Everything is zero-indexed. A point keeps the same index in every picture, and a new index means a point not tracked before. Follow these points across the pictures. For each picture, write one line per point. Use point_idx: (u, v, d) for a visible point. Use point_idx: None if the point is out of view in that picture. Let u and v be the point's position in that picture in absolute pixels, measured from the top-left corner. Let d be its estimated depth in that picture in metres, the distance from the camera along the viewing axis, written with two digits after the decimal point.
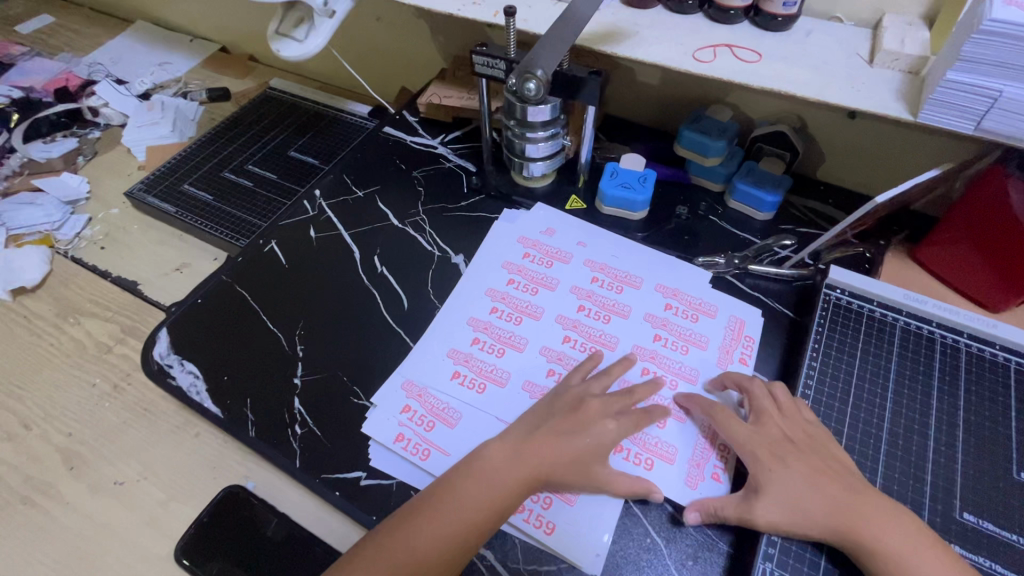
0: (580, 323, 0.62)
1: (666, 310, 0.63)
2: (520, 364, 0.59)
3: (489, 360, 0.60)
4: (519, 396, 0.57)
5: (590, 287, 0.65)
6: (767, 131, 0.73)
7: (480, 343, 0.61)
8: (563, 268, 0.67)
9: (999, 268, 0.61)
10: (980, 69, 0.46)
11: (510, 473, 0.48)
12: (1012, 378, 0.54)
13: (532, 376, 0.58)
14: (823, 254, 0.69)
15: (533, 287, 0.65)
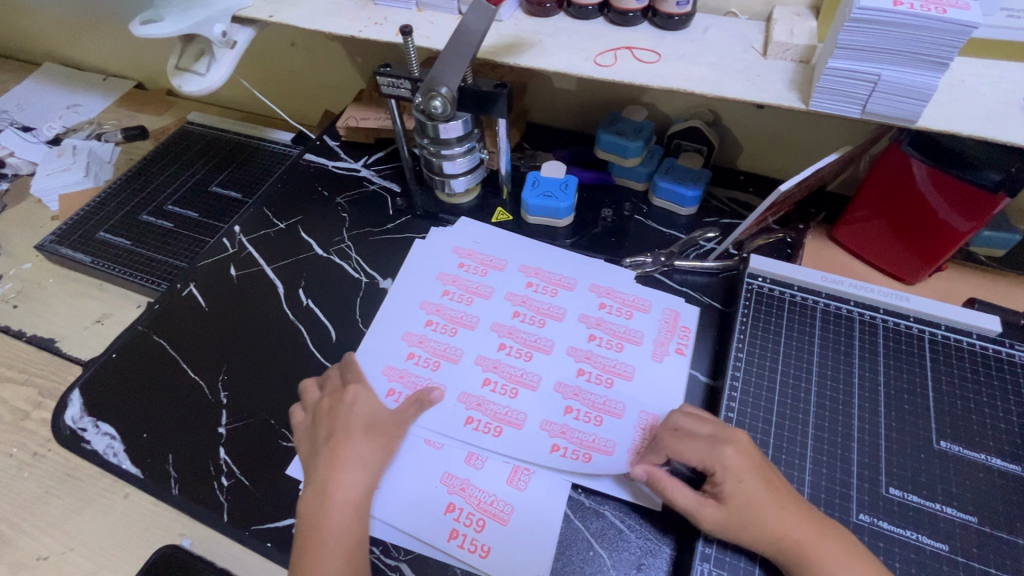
0: (516, 331, 0.61)
1: (601, 309, 0.63)
2: (455, 375, 0.58)
3: (425, 375, 0.58)
4: (454, 405, 0.56)
5: (525, 292, 0.64)
6: (681, 128, 0.74)
7: (419, 358, 0.59)
8: (498, 276, 0.66)
9: (910, 242, 0.63)
10: (857, 55, 0.47)
11: (354, 480, 0.49)
12: (927, 346, 0.56)
13: (467, 386, 0.57)
14: (747, 242, 0.70)
15: (467, 298, 0.64)
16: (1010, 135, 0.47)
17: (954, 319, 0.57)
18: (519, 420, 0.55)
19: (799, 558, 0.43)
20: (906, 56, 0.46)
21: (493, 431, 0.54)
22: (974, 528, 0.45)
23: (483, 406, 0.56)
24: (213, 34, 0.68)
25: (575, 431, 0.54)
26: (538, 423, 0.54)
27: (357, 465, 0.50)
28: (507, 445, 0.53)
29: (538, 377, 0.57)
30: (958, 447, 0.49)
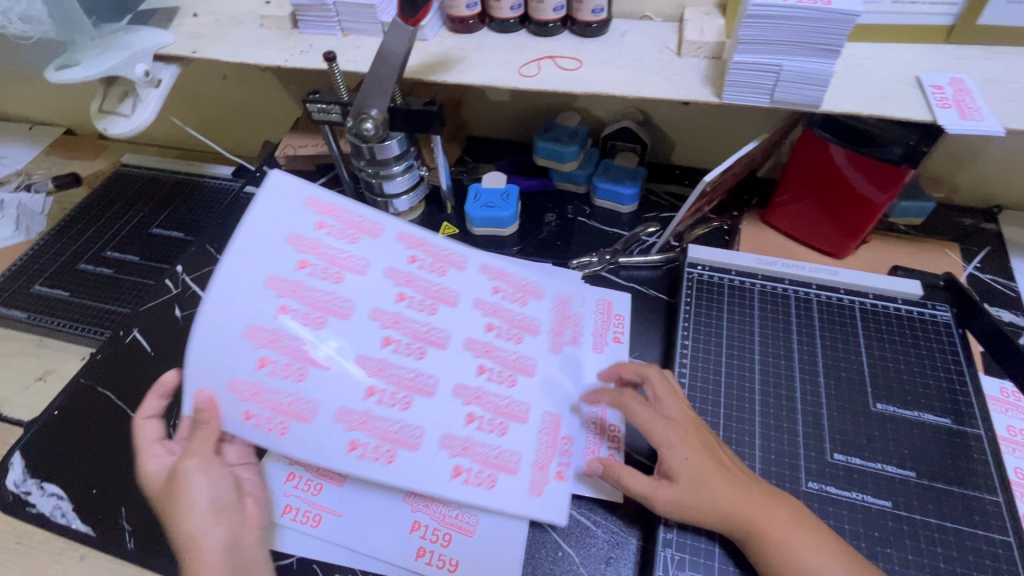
0: (400, 320, 0.53)
1: (495, 298, 0.58)
2: (326, 387, 0.49)
3: (286, 386, 0.48)
4: (328, 424, 0.48)
5: (408, 269, 0.55)
6: (614, 130, 0.76)
7: (279, 369, 0.48)
8: (372, 246, 0.54)
9: (837, 218, 0.66)
10: (757, 49, 0.50)
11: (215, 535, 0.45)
12: (859, 315, 0.58)
13: (346, 399, 0.49)
14: (686, 233, 0.72)
15: (333, 280, 0.51)
16: (905, 111, 0.51)
17: (882, 287, 0.60)
18: (411, 441, 0.50)
19: (754, 532, 0.44)
20: (804, 47, 0.49)
21: (387, 454, 0.49)
22: (914, 482, 0.48)
23: (370, 426, 0.49)
24: (134, 74, 0.67)
25: (478, 447, 0.51)
26: (434, 441, 0.50)
27: (212, 517, 0.46)
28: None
29: (432, 380, 0.52)
30: (894, 407, 0.52)
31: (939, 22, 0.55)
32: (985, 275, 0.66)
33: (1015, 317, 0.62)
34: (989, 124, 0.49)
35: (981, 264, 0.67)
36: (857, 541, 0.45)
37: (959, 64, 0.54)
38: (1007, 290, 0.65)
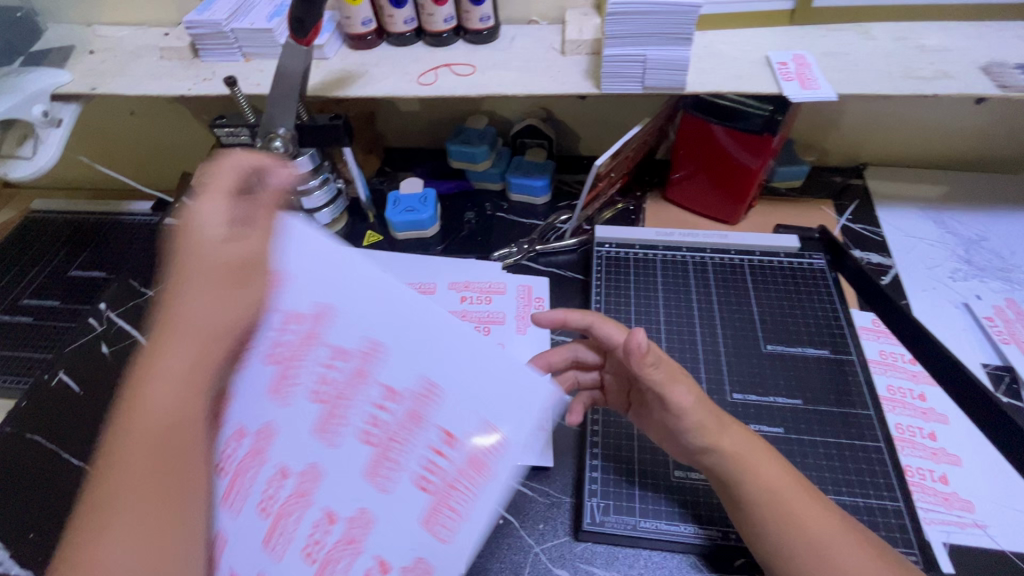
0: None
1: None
2: (489, 449, 0.43)
3: (274, 485, 0.41)
4: (387, 497, 0.41)
5: (344, 386, 0.44)
6: (521, 128, 0.81)
7: (425, 465, 0.42)
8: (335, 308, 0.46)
9: (724, 189, 0.73)
10: (624, 42, 0.56)
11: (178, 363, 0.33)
12: (748, 271, 0.66)
13: (411, 514, 0.41)
14: (596, 217, 0.78)
15: (353, 342, 0.45)
16: (757, 86, 0.57)
17: (765, 244, 0.67)
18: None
19: (733, 466, 0.45)
20: (662, 37, 0.55)
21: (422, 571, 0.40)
22: (801, 408, 0.54)
23: (288, 529, 0.40)
24: (32, 115, 0.67)
25: (377, 451, 0.42)
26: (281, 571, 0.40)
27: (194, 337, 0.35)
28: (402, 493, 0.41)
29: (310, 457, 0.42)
30: (781, 346, 0.59)
31: (780, 7, 0.63)
32: (856, 225, 0.75)
33: (882, 258, 0.71)
34: (826, 91, 0.56)
35: (852, 216, 0.76)
36: None
37: (799, 42, 0.62)
38: (875, 236, 0.74)
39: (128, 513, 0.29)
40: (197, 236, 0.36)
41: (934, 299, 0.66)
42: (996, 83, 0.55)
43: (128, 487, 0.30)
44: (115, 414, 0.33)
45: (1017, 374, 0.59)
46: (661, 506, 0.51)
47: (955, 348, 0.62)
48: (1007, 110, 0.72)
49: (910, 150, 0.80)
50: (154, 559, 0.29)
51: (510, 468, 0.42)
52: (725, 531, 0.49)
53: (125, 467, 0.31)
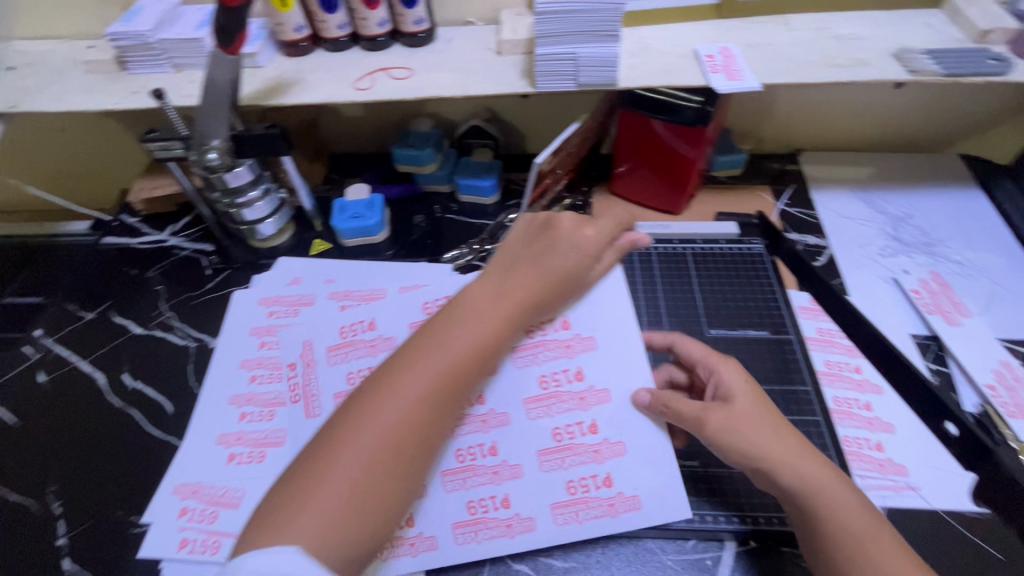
0: (350, 334, 0.63)
1: (344, 335, 0.63)
2: (628, 476, 0.52)
3: (478, 438, 0.54)
4: (541, 477, 0.52)
5: (557, 375, 0.56)
6: (465, 130, 0.82)
7: (580, 482, 0.51)
8: (582, 318, 0.60)
9: (666, 180, 0.75)
10: (553, 41, 0.57)
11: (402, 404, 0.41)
12: (693, 260, 0.68)
13: (552, 493, 0.51)
14: (545, 214, 0.78)
15: (573, 348, 0.58)
16: (685, 79, 0.59)
17: (706, 232, 0.70)
18: (432, 542, 0.49)
19: (819, 503, 0.43)
20: (589, 34, 0.56)
21: (525, 528, 0.50)
22: None
23: (469, 480, 0.52)
24: None
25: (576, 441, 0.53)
26: (440, 484, 0.52)
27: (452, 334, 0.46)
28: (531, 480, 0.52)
29: (507, 418, 0.55)
30: (724, 330, 0.62)
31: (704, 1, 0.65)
32: (793, 209, 0.78)
33: (818, 239, 0.74)
34: (750, 82, 0.58)
35: (788, 200, 0.79)
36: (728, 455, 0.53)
37: (725, 35, 0.64)
38: (810, 219, 0.77)
39: (351, 462, 0.38)
40: (486, 280, 0.51)
41: (866, 276, 0.70)
42: (906, 68, 0.58)
43: (378, 453, 0.39)
44: (343, 412, 0.41)
45: (942, 342, 0.63)
46: None
47: (886, 321, 0.65)
48: (924, 93, 0.76)
49: (839, 135, 0.83)
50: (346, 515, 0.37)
51: (640, 512, 0.50)
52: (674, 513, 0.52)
53: (364, 435, 0.39)
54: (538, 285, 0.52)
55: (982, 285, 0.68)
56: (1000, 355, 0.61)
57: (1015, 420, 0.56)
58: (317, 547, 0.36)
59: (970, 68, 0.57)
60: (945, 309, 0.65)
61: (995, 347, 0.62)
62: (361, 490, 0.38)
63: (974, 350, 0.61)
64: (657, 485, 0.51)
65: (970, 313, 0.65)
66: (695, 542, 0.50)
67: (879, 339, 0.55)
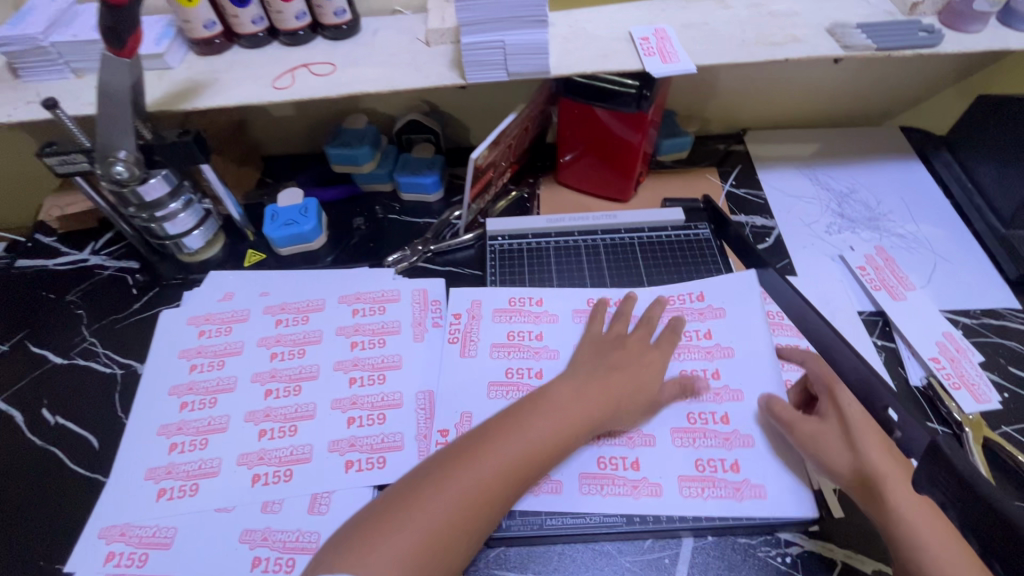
0: (517, 337, 0.60)
1: (512, 303, 0.63)
2: (758, 464, 0.51)
3: (620, 451, 0.52)
4: (673, 451, 0.52)
5: (351, 392, 0.57)
6: (403, 124, 0.77)
7: (709, 461, 0.52)
8: (722, 325, 0.60)
9: (612, 167, 0.73)
10: (479, 29, 0.54)
11: (486, 471, 0.43)
12: (638, 248, 0.68)
13: (679, 466, 0.51)
14: (491, 209, 0.75)
15: (713, 354, 0.58)
16: (620, 64, 0.57)
17: (651, 220, 0.70)
18: (557, 490, 0.50)
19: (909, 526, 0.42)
20: (515, 20, 0.53)
21: (652, 492, 0.50)
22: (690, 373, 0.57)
23: (606, 486, 0.50)
24: None
25: (711, 433, 0.53)
26: (575, 485, 0.51)
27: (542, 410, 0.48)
28: (661, 467, 0.51)
29: (399, 436, 0.54)
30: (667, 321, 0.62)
31: None
32: (739, 190, 0.77)
33: (765, 220, 0.74)
34: (685, 64, 0.56)
35: (735, 181, 0.78)
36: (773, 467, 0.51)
37: (659, 16, 0.62)
38: (757, 198, 0.76)
39: (426, 517, 0.40)
40: (591, 347, 0.55)
41: (813, 255, 0.70)
42: (840, 44, 0.57)
43: (447, 516, 0.41)
44: (434, 466, 0.44)
45: (888, 318, 0.63)
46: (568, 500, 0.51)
47: (834, 300, 0.65)
48: (863, 68, 0.76)
49: (783, 113, 0.83)
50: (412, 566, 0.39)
51: (765, 501, 0.49)
52: (629, 516, 0.50)
53: (445, 496, 0.42)
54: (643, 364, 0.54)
55: (924, 257, 0.69)
56: (942, 327, 0.62)
57: (959, 392, 0.56)
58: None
59: (902, 41, 0.57)
60: (890, 283, 0.66)
61: (938, 319, 0.62)
62: (424, 550, 0.39)
63: (918, 324, 0.62)
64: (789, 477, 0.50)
65: (913, 286, 0.66)
66: (653, 540, 0.50)
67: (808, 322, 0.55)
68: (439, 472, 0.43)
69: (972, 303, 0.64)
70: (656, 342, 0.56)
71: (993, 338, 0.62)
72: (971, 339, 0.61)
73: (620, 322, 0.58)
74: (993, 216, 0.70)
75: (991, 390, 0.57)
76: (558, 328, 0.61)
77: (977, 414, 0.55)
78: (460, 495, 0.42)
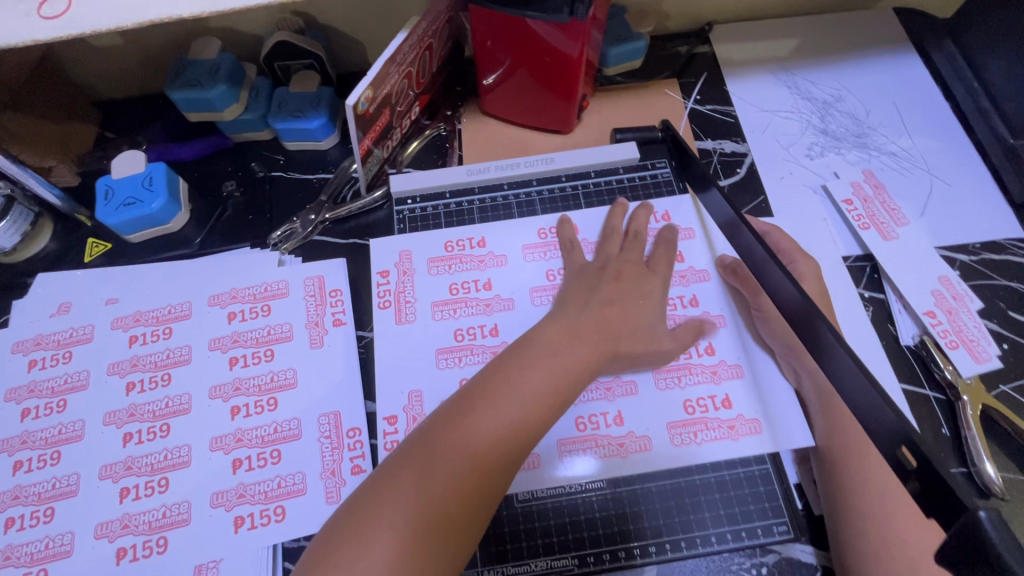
0: (462, 290, 0.51)
1: (449, 249, 0.53)
2: (751, 396, 0.45)
3: (600, 406, 0.45)
4: (658, 396, 0.45)
5: (234, 427, 0.46)
6: (270, 48, 0.58)
7: (698, 401, 0.44)
8: (694, 246, 0.52)
9: (550, 89, 0.57)
10: None
11: (480, 435, 0.37)
12: (582, 198, 0.55)
13: (667, 412, 0.44)
14: (400, 155, 0.59)
15: (688, 278, 0.50)
16: None
17: (599, 161, 0.56)
18: (535, 461, 0.43)
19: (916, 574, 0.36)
20: None
21: (640, 448, 0.43)
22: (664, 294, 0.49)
23: (590, 451, 0.43)
24: None
25: (699, 368, 0.46)
26: (555, 454, 0.43)
27: (535, 356, 0.41)
28: (650, 418, 0.44)
29: (301, 476, 0.44)
30: None
31: None
32: (705, 106, 0.63)
33: (736, 145, 0.61)
34: None
35: (700, 96, 0.64)
36: (771, 484, 0.43)
37: None
38: (726, 117, 0.62)
39: (410, 507, 0.34)
40: (577, 285, 0.47)
41: (792, 187, 0.58)
42: None
43: (439, 502, 0.35)
44: (424, 432, 0.38)
45: (877, 264, 0.54)
46: (507, 543, 0.41)
47: (815, 247, 0.55)
48: None
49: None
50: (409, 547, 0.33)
51: (762, 437, 0.43)
52: (581, 556, 0.41)
53: (430, 481, 0.35)
54: (640, 303, 0.46)
55: (920, 180, 0.58)
56: (939, 270, 0.52)
57: (956, 352, 0.49)
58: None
59: None
60: (880, 220, 0.55)
61: (934, 261, 0.53)
62: (414, 549, 0.33)
63: (911, 269, 0.53)
64: (779, 404, 0.44)
65: (907, 221, 0.55)
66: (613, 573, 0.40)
67: (738, 226, 0.47)
68: (431, 436, 0.37)
69: (971, 236, 0.55)
70: (651, 265, 0.49)
71: (993, 278, 0.53)
72: (969, 282, 0.53)
73: (611, 241, 0.51)
74: (1001, 123, 0.58)
75: (991, 345, 0.49)
76: (508, 272, 0.52)
77: (975, 377, 0.48)
78: (455, 462, 0.36)
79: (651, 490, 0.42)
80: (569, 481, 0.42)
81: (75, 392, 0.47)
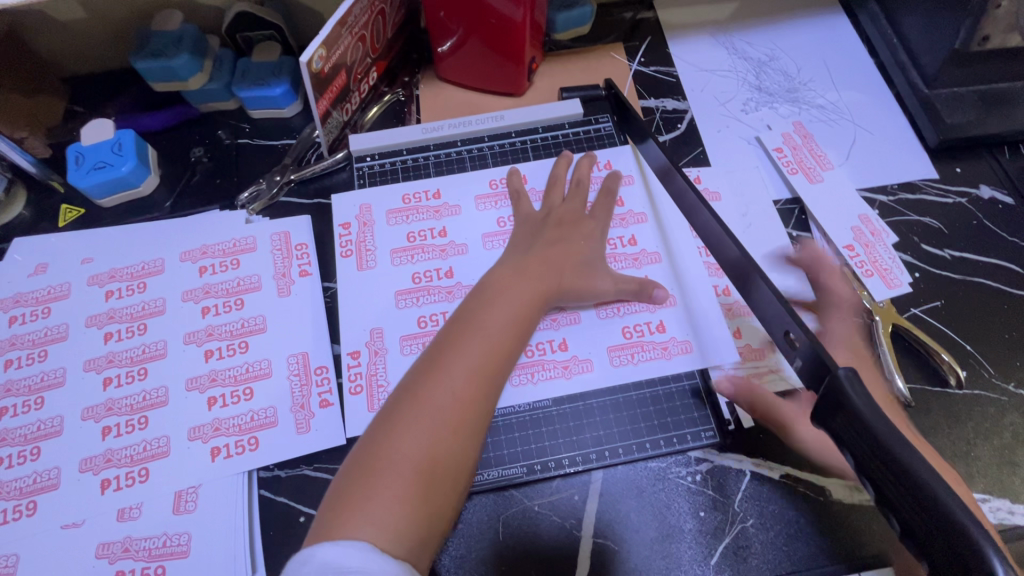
0: (419, 238, 0.54)
1: (407, 201, 0.56)
2: (683, 320, 0.49)
3: (546, 334, 0.49)
4: (599, 324, 0.49)
5: (209, 367, 0.49)
6: (231, 18, 0.61)
7: (634, 326, 0.49)
8: (634, 192, 0.56)
9: (498, 52, 0.60)
10: None
11: (455, 377, 0.40)
12: (531, 152, 0.59)
13: (607, 337, 0.49)
14: (361, 120, 0.62)
15: (627, 220, 0.54)
16: None
17: (546, 118, 0.60)
18: None
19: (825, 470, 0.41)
20: None
21: (583, 369, 0.48)
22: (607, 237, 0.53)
23: (537, 375, 0.47)
24: None
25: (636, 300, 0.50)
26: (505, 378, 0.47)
27: (490, 298, 0.45)
28: (591, 343, 0.48)
29: (272, 410, 0.48)
30: None
31: None
32: (649, 67, 0.67)
33: (677, 102, 0.65)
34: None
35: (644, 58, 0.68)
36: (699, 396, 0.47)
37: None
38: (669, 77, 0.66)
39: (405, 450, 0.37)
40: (525, 229, 0.51)
41: (728, 139, 0.62)
42: None
43: (434, 442, 0.38)
44: (404, 385, 0.41)
45: (804, 206, 0.58)
46: None
47: (748, 191, 0.59)
48: None
49: None
50: (412, 484, 0.36)
51: (692, 355, 0.48)
52: (531, 465, 0.45)
53: (418, 423, 0.38)
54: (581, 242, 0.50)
55: (845, 130, 0.62)
56: (858, 209, 0.57)
57: (871, 279, 0.54)
58: (381, 541, 0.34)
59: None
60: (807, 165, 0.60)
61: (854, 201, 0.58)
62: (417, 484, 0.37)
63: (834, 209, 0.57)
64: (708, 327, 0.49)
65: (831, 166, 0.60)
66: (561, 481, 0.45)
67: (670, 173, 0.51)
68: (411, 386, 0.40)
69: (890, 178, 0.60)
70: (592, 208, 0.53)
71: (908, 215, 0.58)
72: (886, 219, 0.58)
73: (558, 189, 0.54)
74: (917, 75, 0.63)
75: (902, 273, 0.54)
76: (462, 221, 0.55)
77: (887, 301, 0.53)
78: (438, 402, 0.39)
79: (592, 406, 0.47)
80: (517, 401, 0.47)
81: (55, 343, 0.50)
